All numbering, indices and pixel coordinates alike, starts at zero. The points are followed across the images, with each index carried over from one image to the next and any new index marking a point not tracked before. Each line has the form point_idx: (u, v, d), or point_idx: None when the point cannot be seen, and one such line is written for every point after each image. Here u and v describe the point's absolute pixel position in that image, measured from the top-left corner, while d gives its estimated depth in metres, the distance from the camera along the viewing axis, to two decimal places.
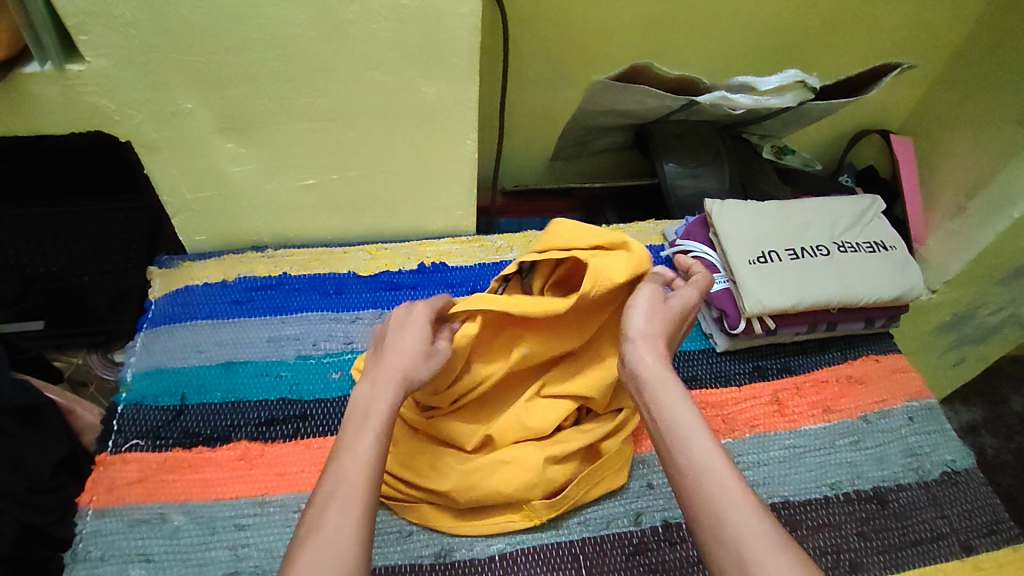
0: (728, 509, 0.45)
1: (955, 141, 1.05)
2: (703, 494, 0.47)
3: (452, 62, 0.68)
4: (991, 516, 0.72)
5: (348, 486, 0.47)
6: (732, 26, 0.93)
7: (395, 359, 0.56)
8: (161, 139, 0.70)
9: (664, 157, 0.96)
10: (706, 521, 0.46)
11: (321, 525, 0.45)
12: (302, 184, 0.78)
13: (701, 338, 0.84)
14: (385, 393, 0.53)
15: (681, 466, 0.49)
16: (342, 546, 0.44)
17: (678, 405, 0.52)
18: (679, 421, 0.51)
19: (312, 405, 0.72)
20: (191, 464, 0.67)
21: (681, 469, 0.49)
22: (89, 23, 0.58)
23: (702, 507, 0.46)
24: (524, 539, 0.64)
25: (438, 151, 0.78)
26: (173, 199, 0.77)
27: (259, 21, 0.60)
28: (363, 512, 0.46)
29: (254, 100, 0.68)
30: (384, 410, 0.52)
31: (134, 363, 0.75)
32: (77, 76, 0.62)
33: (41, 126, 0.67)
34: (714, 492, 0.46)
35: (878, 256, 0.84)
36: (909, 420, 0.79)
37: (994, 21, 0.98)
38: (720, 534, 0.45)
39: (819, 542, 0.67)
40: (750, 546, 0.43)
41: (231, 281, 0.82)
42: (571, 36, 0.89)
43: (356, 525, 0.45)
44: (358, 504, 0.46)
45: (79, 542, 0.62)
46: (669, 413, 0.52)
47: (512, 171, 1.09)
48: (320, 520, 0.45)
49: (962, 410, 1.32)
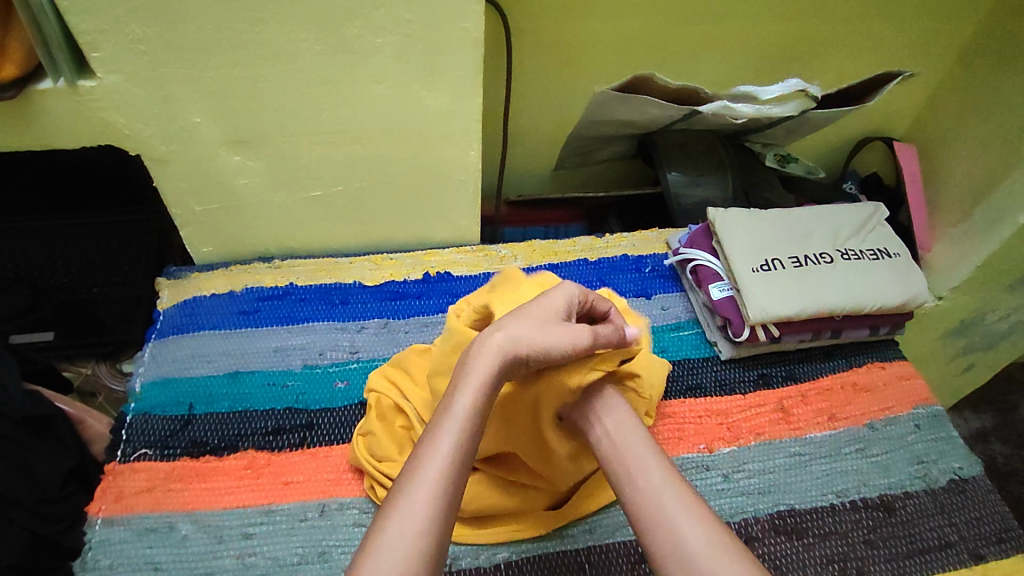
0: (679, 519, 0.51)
1: (957, 148, 1.06)
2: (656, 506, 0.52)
3: (455, 76, 0.69)
4: (999, 525, 0.72)
5: (423, 489, 0.49)
6: (733, 36, 0.94)
7: (517, 326, 0.57)
8: (169, 152, 0.71)
9: (667, 166, 0.97)
10: (665, 541, 0.50)
11: (397, 522, 0.47)
12: (308, 196, 0.79)
13: (705, 346, 0.85)
14: (484, 371, 0.55)
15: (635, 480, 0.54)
16: (410, 544, 0.46)
17: (632, 436, 0.58)
18: (631, 441, 0.57)
19: (318, 414, 0.73)
20: (199, 473, 0.68)
21: (637, 492, 0.53)
22: (101, 39, 0.59)
23: (652, 529, 0.51)
24: (530, 548, 0.64)
25: (442, 162, 0.79)
26: (181, 211, 0.78)
27: (265, 37, 0.62)
28: (441, 517, 0.48)
29: (261, 114, 0.69)
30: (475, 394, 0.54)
31: (142, 373, 0.76)
32: (88, 91, 0.63)
33: (52, 141, 0.68)
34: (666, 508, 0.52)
35: (881, 264, 0.84)
36: (915, 427, 0.79)
37: (995, 27, 0.99)
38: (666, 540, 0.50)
39: (827, 550, 0.67)
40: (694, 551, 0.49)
41: (238, 291, 0.83)
42: (574, 48, 0.90)
43: (425, 534, 0.47)
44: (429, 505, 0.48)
45: (88, 550, 0.63)
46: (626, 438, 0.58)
47: (516, 181, 1.10)
48: (391, 522, 0.47)
49: (971, 417, 1.31)
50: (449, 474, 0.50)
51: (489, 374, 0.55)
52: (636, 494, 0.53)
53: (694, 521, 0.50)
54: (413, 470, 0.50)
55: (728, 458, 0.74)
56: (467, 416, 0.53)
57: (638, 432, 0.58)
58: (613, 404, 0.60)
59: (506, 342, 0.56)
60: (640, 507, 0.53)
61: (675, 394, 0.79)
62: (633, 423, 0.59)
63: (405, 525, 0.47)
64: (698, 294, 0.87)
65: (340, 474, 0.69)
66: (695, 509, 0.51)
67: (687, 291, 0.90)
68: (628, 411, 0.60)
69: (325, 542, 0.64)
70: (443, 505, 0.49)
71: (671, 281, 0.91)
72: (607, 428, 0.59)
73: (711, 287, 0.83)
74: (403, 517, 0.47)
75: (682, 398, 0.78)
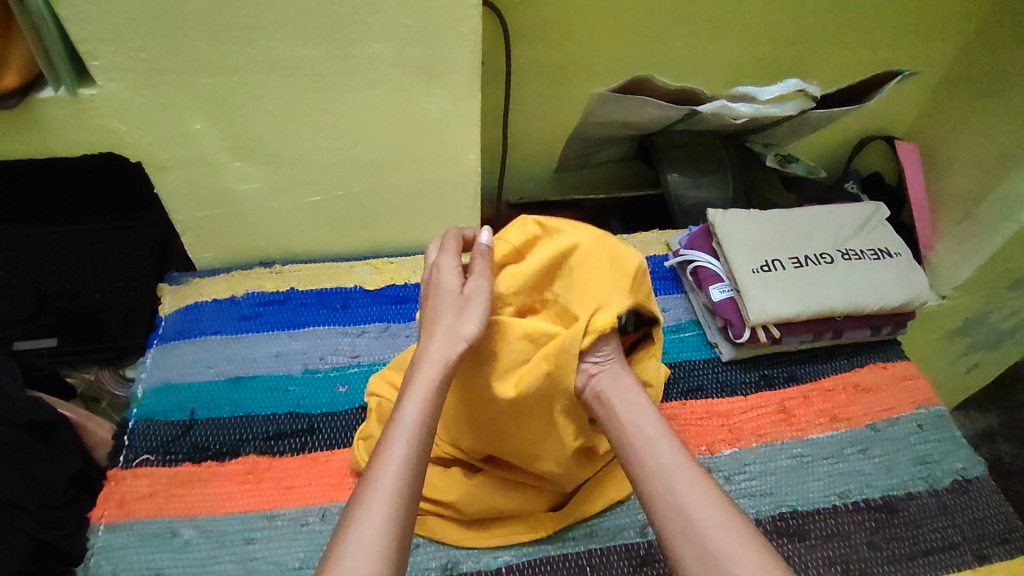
0: (697, 502, 0.50)
1: (958, 147, 1.05)
2: (673, 489, 0.51)
3: (452, 80, 0.69)
4: (1003, 525, 0.71)
5: (383, 490, 0.49)
6: (732, 37, 0.94)
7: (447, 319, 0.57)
8: (169, 158, 0.71)
9: (667, 167, 0.97)
10: (676, 522, 0.49)
11: (359, 527, 0.47)
12: (308, 201, 0.80)
13: (706, 347, 0.84)
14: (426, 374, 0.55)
15: (648, 461, 0.53)
16: (371, 546, 0.46)
17: (641, 415, 0.56)
18: (641, 418, 0.56)
19: (319, 419, 0.73)
20: (201, 478, 0.68)
21: (648, 472, 0.53)
22: (100, 47, 0.60)
23: (663, 513, 0.50)
24: (532, 550, 0.64)
25: (441, 167, 0.79)
26: (182, 218, 0.79)
27: (263, 44, 0.62)
28: (399, 523, 0.48)
29: (260, 120, 0.69)
30: (422, 394, 0.55)
31: (144, 379, 0.76)
32: (89, 99, 0.64)
33: (53, 149, 0.68)
34: (683, 489, 0.51)
35: (882, 263, 0.83)
36: (918, 427, 0.78)
37: (997, 26, 0.98)
38: (685, 521, 0.49)
39: (829, 551, 0.67)
40: (716, 534, 0.48)
41: (239, 296, 0.83)
42: (572, 50, 0.90)
43: (386, 532, 0.47)
44: (385, 507, 0.48)
45: (91, 556, 0.63)
46: (633, 416, 0.56)
47: (517, 184, 1.10)
48: (352, 527, 0.47)
49: (977, 416, 1.30)
50: (405, 479, 0.50)
51: (429, 373, 0.55)
52: (647, 475, 0.52)
53: (707, 503, 0.50)
54: (370, 474, 0.50)
55: (730, 460, 0.73)
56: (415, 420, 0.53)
57: (648, 412, 0.57)
58: (621, 377, 0.58)
59: (439, 345, 0.57)
60: (652, 490, 0.52)
61: (676, 396, 0.78)
62: (641, 402, 0.57)
63: (364, 531, 0.47)
64: (699, 294, 0.87)
65: (342, 478, 0.69)
66: (713, 491, 0.51)
67: (688, 292, 0.90)
68: (637, 388, 0.58)
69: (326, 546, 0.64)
70: (402, 506, 0.49)
71: (672, 283, 0.91)
72: (615, 408, 0.56)
73: (712, 287, 0.83)
74: (362, 522, 0.47)
75: (682, 400, 0.78)
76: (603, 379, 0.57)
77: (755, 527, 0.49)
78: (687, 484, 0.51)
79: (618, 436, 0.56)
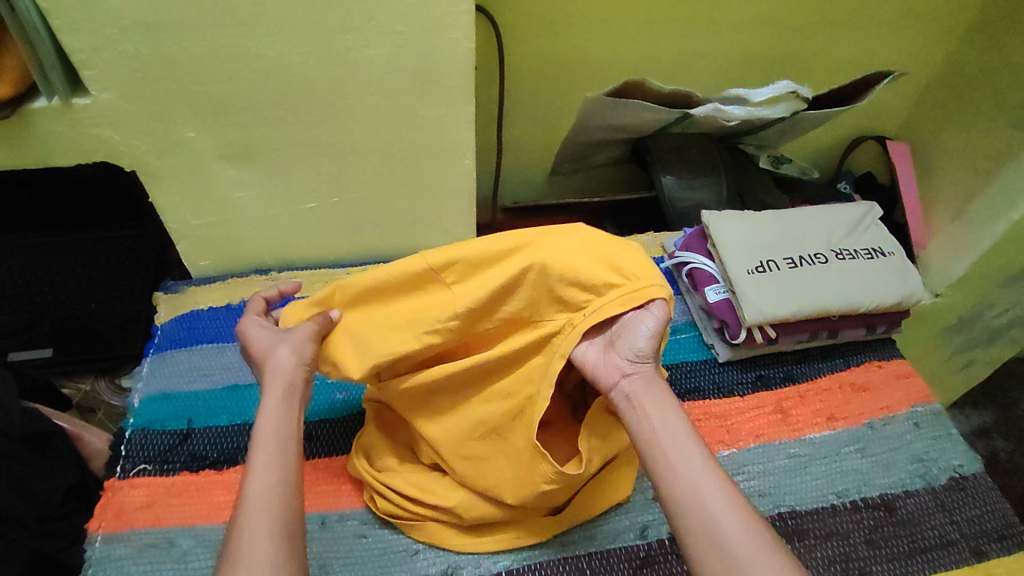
0: (723, 512, 0.48)
1: (950, 146, 1.06)
2: (699, 497, 0.49)
3: (446, 86, 0.69)
4: (1000, 521, 0.72)
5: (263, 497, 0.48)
6: (723, 41, 0.95)
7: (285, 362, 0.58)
8: (164, 167, 0.71)
9: (661, 170, 0.97)
10: (700, 527, 0.48)
11: (249, 530, 0.46)
12: (304, 208, 0.80)
13: (702, 348, 0.85)
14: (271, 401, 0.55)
15: (675, 467, 0.51)
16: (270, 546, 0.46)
17: (672, 421, 0.54)
18: (669, 423, 0.54)
19: (316, 426, 0.73)
20: (198, 487, 0.68)
21: (674, 477, 0.51)
22: (94, 58, 0.60)
23: (689, 517, 0.49)
24: (531, 555, 0.64)
25: (436, 172, 0.79)
26: (178, 226, 0.79)
27: (257, 52, 0.62)
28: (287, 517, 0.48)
29: (254, 128, 0.69)
30: (268, 415, 0.54)
31: (141, 389, 0.76)
32: (82, 109, 0.64)
33: (45, 159, 0.68)
34: (710, 498, 0.49)
35: (876, 263, 0.84)
36: (914, 425, 0.79)
37: (985, 26, 1.00)
38: (710, 529, 0.48)
39: (829, 551, 0.67)
40: (741, 546, 0.46)
41: (235, 303, 0.83)
42: (564, 54, 0.91)
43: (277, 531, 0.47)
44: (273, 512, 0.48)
45: (89, 567, 0.62)
46: (660, 420, 0.54)
47: (511, 187, 1.10)
48: (243, 533, 0.46)
49: (973, 413, 1.31)
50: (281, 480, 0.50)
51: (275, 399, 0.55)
52: (674, 479, 0.51)
53: (733, 512, 0.48)
54: (247, 481, 0.50)
55: (728, 461, 0.73)
56: (273, 435, 0.53)
57: (678, 417, 0.55)
58: (653, 381, 0.57)
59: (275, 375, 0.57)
60: (679, 496, 0.50)
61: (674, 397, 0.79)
62: (671, 410, 0.55)
63: (258, 533, 0.46)
64: (694, 296, 0.87)
65: (341, 484, 0.69)
66: (740, 503, 0.49)
67: (684, 294, 0.90)
68: (666, 394, 0.57)
69: (325, 553, 0.64)
70: (286, 506, 0.49)
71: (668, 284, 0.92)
72: (646, 408, 0.55)
73: (707, 290, 0.83)
74: (248, 522, 0.47)
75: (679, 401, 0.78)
76: (634, 381, 0.56)
77: (779, 541, 0.48)
78: (715, 492, 0.49)
79: (642, 439, 0.54)
